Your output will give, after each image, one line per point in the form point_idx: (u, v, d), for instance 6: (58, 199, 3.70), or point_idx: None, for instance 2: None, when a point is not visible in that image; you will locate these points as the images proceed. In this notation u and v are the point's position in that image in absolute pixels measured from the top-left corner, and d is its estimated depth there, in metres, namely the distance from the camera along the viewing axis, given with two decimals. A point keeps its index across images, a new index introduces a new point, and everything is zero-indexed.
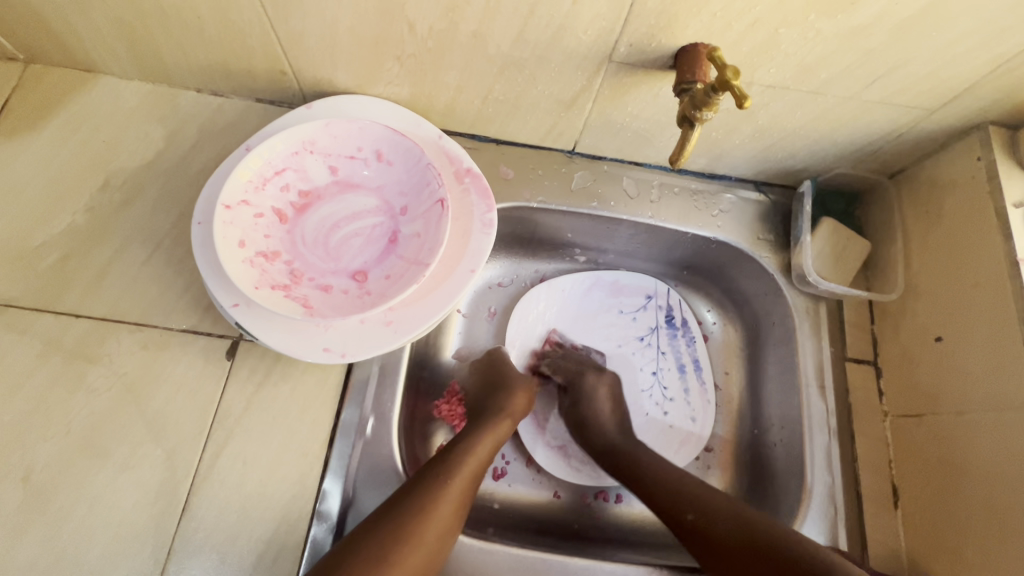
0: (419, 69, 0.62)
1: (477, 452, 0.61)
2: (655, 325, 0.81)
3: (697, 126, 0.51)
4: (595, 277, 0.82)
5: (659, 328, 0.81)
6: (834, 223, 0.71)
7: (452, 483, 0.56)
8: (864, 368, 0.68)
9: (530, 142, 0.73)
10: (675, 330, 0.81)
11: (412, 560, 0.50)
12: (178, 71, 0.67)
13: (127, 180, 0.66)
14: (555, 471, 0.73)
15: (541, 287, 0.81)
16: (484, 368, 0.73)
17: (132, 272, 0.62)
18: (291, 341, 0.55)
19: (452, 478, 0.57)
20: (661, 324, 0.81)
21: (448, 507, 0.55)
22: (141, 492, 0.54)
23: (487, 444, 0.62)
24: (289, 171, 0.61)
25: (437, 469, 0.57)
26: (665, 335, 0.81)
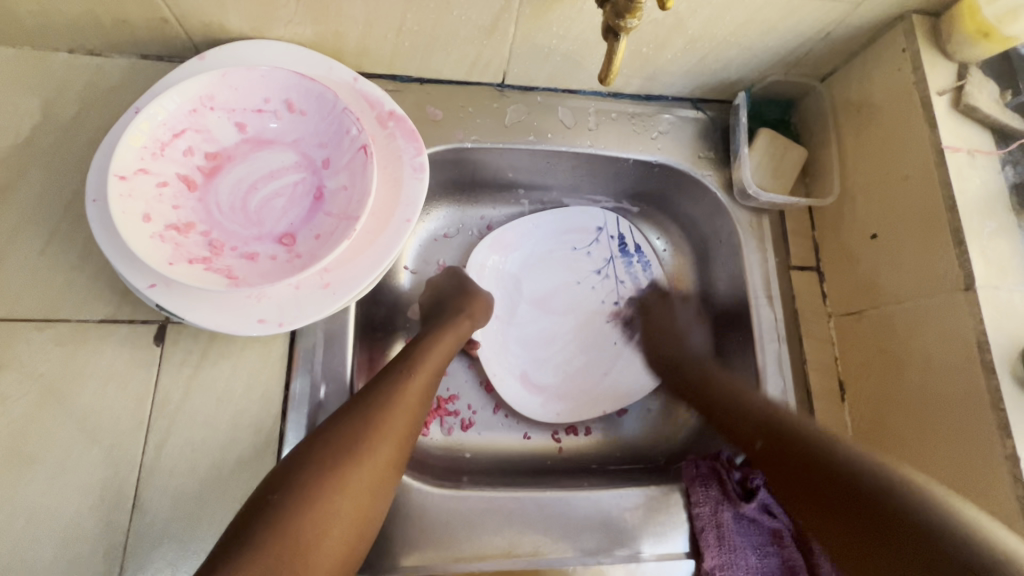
0: (318, 2, 0.55)
1: (441, 345, 0.61)
2: (610, 256, 0.81)
3: (623, 37, 0.48)
4: (549, 211, 0.79)
5: (614, 259, 0.80)
6: (770, 133, 0.71)
7: (417, 374, 0.56)
8: (807, 274, 0.70)
9: (456, 77, 0.68)
10: (629, 258, 0.81)
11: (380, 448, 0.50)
12: (40, 29, 0.58)
13: (3, 162, 0.58)
14: (533, 414, 0.73)
15: (499, 233, 0.78)
16: (439, 282, 0.72)
17: (30, 263, 0.56)
18: (221, 316, 0.51)
19: (417, 369, 0.57)
20: (615, 254, 0.81)
21: (414, 396, 0.55)
22: (82, 496, 0.51)
23: (449, 340, 0.62)
24: (189, 132, 0.55)
25: (402, 366, 0.57)
26: (622, 264, 0.80)
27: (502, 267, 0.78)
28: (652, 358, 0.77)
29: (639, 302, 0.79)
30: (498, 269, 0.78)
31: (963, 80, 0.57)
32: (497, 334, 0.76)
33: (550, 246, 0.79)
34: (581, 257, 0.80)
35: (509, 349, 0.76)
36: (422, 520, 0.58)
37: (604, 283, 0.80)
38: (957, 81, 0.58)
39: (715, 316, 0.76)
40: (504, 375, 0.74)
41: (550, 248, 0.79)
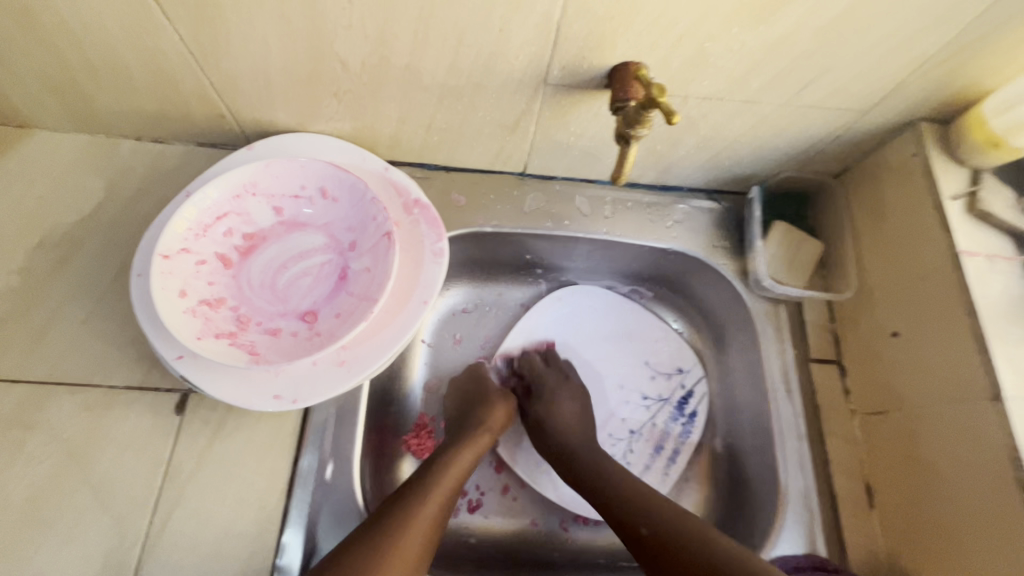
0: (357, 103, 0.61)
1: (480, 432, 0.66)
2: (665, 398, 0.77)
3: (633, 144, 0.51)
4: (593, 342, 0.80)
5: (666, 403, 0.77)
6: (785, 226, 0.72)
7: (459, 460, 0.61)
8: (828, 368, 0.68)
9: (480, 167, 0.73)
10: (679, 415, 0.76)
11: (420, 531, 0.52)
12: (116, 120, 0.66)
13: (66, 235, 0.64)
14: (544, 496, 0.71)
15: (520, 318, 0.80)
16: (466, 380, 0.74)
17: (72, 330, 0.60)
18: (239, 390, 0.53)
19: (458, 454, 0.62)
20: (671, 401, 0.77)
21: (455, 477, 0.59)
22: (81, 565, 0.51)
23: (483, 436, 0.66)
24: (231, 216, 0.60)
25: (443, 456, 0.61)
26: (670, 412, 0.76)
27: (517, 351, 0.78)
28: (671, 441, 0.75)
29: (659, 381, 0.78)
30: (519, 350, 0.79)
31: (976, 186, 0.58)
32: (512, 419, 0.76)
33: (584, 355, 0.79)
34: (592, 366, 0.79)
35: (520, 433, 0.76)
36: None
37: (627, 361, 0.79)
38: (969, 186, 0.58)
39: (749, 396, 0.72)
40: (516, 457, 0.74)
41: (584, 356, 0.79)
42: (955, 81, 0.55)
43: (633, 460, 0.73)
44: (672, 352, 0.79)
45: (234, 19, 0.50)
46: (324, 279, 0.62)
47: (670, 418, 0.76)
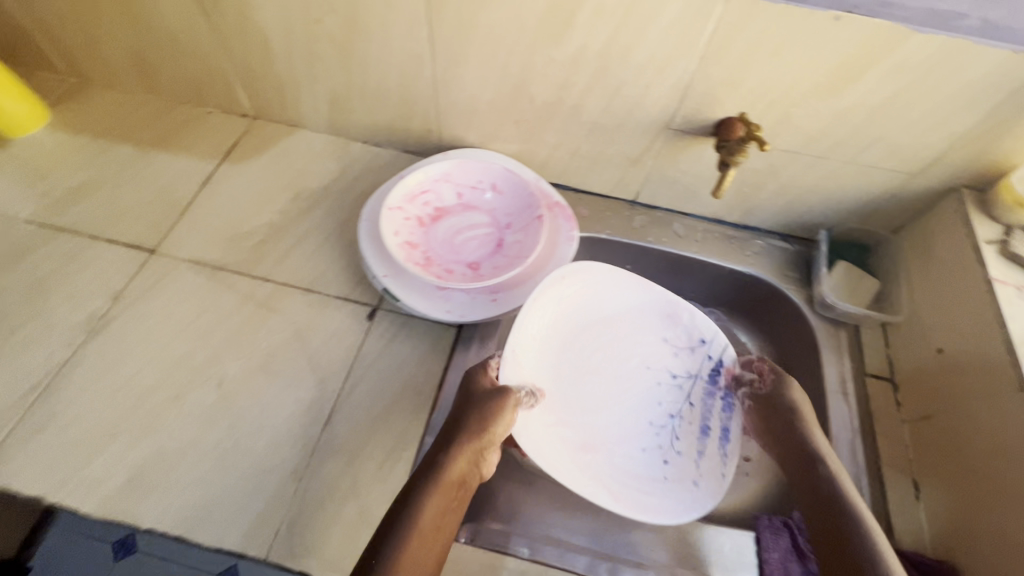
0: (529, 130, 0.87)
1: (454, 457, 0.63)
2: (679, 407, 0.80)
3: (732, 168, 0.73)
4: (598, 349, 0.81)
5: (682, 411, 0.80)
6: (846, 265, 0.87)
7: (439, 482, 0.62)
8: (882, 383, 0.80)
9: (602, 191, 0.96)
10: (702, 432, 0.78)
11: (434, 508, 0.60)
12: (358, 127, 0.96)
13: (310, 195, 0.93)
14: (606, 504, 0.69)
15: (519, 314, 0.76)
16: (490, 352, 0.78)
17: (307, 254, 0.85)
18: (424, 303, 0.77)
19: (438, 476, 0.62)
20: (685, 408, 0.80)
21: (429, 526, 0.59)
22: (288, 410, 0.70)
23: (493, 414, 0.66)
24: (430, 192, 0.85)
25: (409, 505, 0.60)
26: (686, 416, 0.79)
27: (536, 348, 0.77)
28: (716, 419, 0.79)
29: (683, 356, 0.82)
30: (535, 354, 0.77)
31: (1008, 237, 0.73)
32: (536, 416, 0.75)
33: (596, 360, 0.81)
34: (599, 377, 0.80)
35: (560, 437, 0.75)
36: None
37: (642, 342, 0.82)
38: (1002, 236, 0.73)
39: (781, 404, 0.75)
40: (560, 465, 0.71)
41: (597, 360, 0.81)
42: (988, 156, 0.73)
43: (670, 456, 0.76)
44: (692, 322, 0.82)
45: (473, 64, 0.78)
46: (486, 243, 0.85)
47: (705, 393, 0.81)
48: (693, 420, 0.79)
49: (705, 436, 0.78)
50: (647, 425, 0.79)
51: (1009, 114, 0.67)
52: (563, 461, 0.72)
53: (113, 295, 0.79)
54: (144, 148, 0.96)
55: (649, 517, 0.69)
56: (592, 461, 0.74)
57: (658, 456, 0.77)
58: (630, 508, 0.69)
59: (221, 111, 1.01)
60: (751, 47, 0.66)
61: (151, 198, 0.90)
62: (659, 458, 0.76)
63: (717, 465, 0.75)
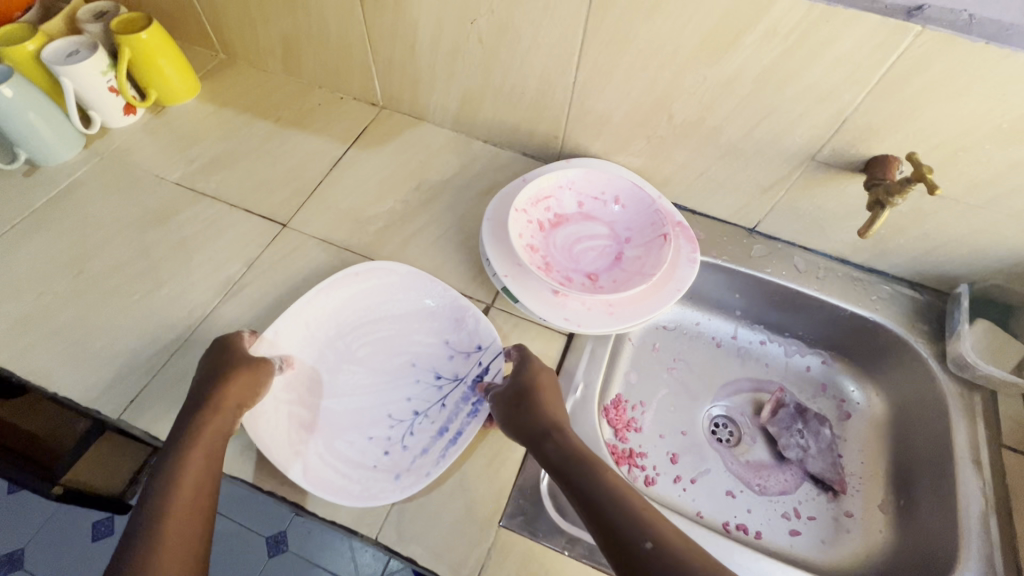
0: (659, 147, 0.86)
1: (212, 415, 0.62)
2: (432, 402, 0.73)
3: (887, 209, 0.69)
4: (382, 342, 0.79)
5: (430, 407, 0.73)
6: (987, 325, 0.81)
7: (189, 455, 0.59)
8: (1022, 459, 0.74)
9: (721, 216, 0.93)
10: (444, 431, 0.70)
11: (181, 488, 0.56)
12: (483, 126, 0.98)
13: (431, 188, 0.95)
14: (317, 488, 0.64)
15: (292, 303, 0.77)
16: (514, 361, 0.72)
17: (427, 245, 0.87)
18: (541, 307, 0.76)
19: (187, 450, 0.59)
20: (434, 405, 0.73)
21: (191, 486, 0.57)
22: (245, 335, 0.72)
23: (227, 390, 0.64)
24: (553, 198, 0.86)
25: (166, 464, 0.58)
26: (434, 409, 0.73)
27: (303, 329, 0.76)
28: (457, 423, 0.70)
29: (456, 361, 0.76)
30: (304, 337, 0.76)
31: None
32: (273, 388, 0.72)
33: (355, 347, 0.78)
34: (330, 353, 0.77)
35: (285, 410, 0.71)
36: None
37: (420, 342, 0.78)
38: None
39: (521, 389, 0.68)
40: (269, 436, 0.67)
41: (357, 348, 0.78)
42: None
43: (410, 443, 0.70)
44: (474, 328, 0.77)
45: (619, 76, 0.78)
46: (604, 256, 0.84)
47: (461, 398, 0.73)
48: (435, 420, 0.71)
49: (439, 438, 0.70)
50: (384, 417, 0.73)
51: None
52: (278, 431, 0.68)
53: (248, 262, 0.83)
54: (281, 126, 1.01)
55: (328, 497, 0.64)
56: (308, 442, 0.69)
57: (380, 446, 0.70)
58: (314, 483, 0.65)
59: (353, 98, 1.05)
60: (932, 84, 0.63)
61: (285, 174, 0.94)
62: (380, 449, 0.70)
63: (431, 462, 0.67)
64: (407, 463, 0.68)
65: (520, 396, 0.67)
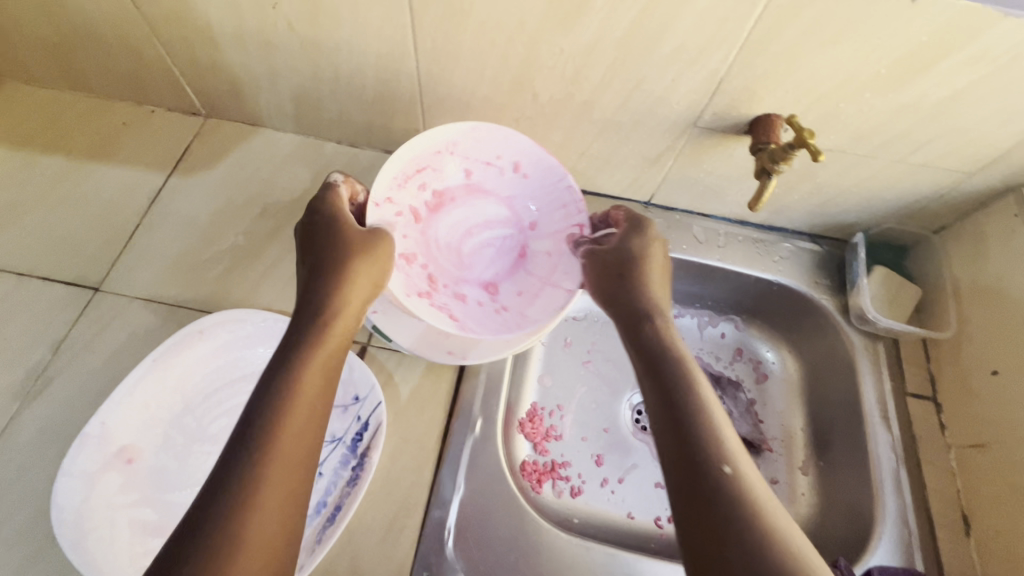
0: (531, 128, 0.75)
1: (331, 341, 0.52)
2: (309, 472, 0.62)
3: (774, 177, 0.63)
4: (244, 408, 0.65)
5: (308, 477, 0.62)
6: (885, 271, 0.79)
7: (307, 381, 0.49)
8: (925, 403, 0.74)
9: (613, 192, 0.85)
10: (324, 505, 0.60)
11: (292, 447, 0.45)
12: (331, 125, 0.83)
13: (279, 210, 0.80)
14: None
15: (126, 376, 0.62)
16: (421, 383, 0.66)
17: (282, 283, 0.74)
18: (421, 343, 0.68)
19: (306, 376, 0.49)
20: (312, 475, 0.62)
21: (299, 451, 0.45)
22: (335, 207, 0.63)
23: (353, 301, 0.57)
24: (428, 171, 0.73)
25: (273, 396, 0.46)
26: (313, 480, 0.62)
27: (140, 410, 0.61)
28: (336, 494, 0.61)
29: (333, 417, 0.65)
30: (141, 420, 0.62)
31: None
32: (105, 491, 0.58)
33: (211, 422, 0.64)
34: (179, 433, 0.63)
35: (122, 517, 0.57)
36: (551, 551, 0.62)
37: None
38: None
39: (624, 255, 0.65)
40: (100, 553, 0.55)
41: (213, 422, 0.64)
42: None
43: None
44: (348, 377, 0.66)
45: (466, 54, 0.65)
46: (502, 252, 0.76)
47: (340, 463, 0.63)
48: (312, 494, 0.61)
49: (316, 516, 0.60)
50: None
51: None
52: (111, 543, 0.56)
53: (55, 346, 0.67)
54: (77, 158, 0.81)
55: None
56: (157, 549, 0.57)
57: None
58: None
59: (166, 109, 0.85)
60: (803, 35, 0.55)
61: (91, 222, 0.76)
62: None
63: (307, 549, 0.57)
64: None
65: (625, 269, 0.63)
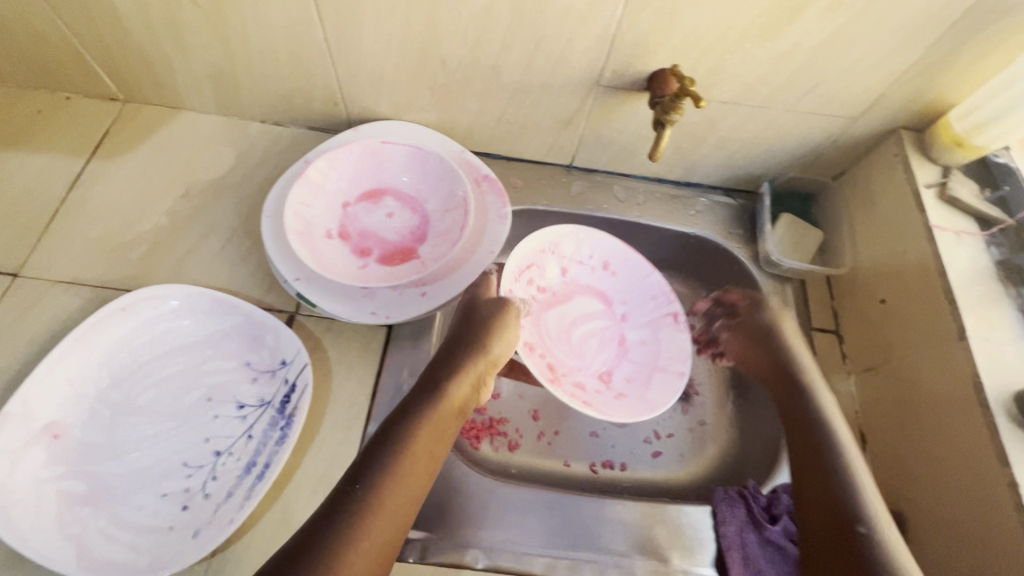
0: (446, 96, 0.77)
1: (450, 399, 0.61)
2: (239, 436, 0.63)
3: (667, 128, 0.66)
4: (172, 380, 0.66)
5: (238, 441, 0.63)
6: (790, 218, 0.85)
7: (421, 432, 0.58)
8: (828, 336, 0.79)
9: (535, 157, 0.88)
10: (254, 465, 0.61)
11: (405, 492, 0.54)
12: (251, 105, 0.84)
13: (203, 191, 0.81)
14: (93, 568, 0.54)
15: (48, 355, 0.62)
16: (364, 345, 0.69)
17: (207, 260, 0.75)
18: (344, 306, 0.68)
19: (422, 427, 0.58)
20: (242, 438, 0.63)
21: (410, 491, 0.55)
22: (483, 289, 0.72)
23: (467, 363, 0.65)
24: (534, 269, 0.81)
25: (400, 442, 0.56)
26: (243, 443, 0.63)
27: (64, 387, 0.62)
28: (266, 454, 0.62)
29: (261, 383, 0.66)
30: (65, 396, 0.62)
31: (946, 178, 0.72)
32: (29, 464, 0.58)
33: (138, 394, 0.64)
34: (104, 407, 0.63)
35: (45, 488, 0.57)
36: (483, 493, 0.66)
37: (216, 369, 0.67)
38: (941, 178, 0.72)
39: (756, 326, 0.79)
40: (22, 522, 0.54)
41: (140, 395, 0.64)
42: (925, 94, 0.69)
43: (214, 489, 0.60)
44: (275, 343, 0.67)
45: (370, 23, 0.67)
46: (604, 341, 0.82)
47: (269, 425, 0.64)
48: (242, 456, 0.62)
49: (246, 475, 0.61)
50: (179, 466, 0.61)
51: (948, 48, 0.63)
52: (33, 513, 0.55)
53: None
54: None
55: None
56: (83, 517, 0.57)
57: (176, 502, 0.59)
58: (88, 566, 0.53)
59: (83, 96, 0.85)
60: None
61: (7, 211, 0.76)
62: (176, 504, 0.59)
63: (238, 505, 0.58)
64: (210, 514, 0.58)
65: (761, 336, 0.78)
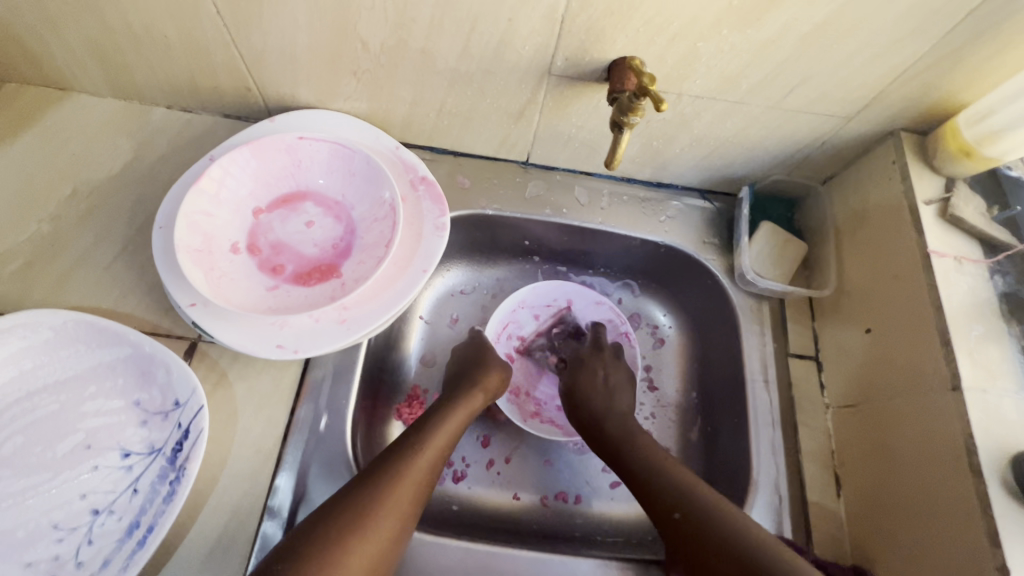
0: (374, 83, 0.66)
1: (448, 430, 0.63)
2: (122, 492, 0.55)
3: (626, 131, 0.56)
4: (44, 426, 0.56)
5: (121, 498, 0.55)
6: (770, 226, 0.76)
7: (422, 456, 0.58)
8: (807, 363, 0.71)
9: (486, 153, 0.77)
10: (137, 527, 0.53)
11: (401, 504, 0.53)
12: (150, 89, 0.71)
13: (94, 190, 0.69)
14: None
15: None
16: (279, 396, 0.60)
17: (96, 275, 0.65)
18: (245, 337, 0.58)
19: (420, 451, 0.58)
20: (126, 495, 0.55)
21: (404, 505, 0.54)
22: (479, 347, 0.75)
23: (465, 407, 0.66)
24: (510, 325, 0.83)
25: (392, 467, 0.56)
26: (127, 501, 0.55)
27: None
28: (151, 513, 0.53)
29: (152, 428, 0.57)
30: None
31: (950, 193, 0.62)
32: None
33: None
34: None
35: None
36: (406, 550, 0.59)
37: (98, 411, 0.58)
38: (944, 194, 0.62)
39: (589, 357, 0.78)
40: None
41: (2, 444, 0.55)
42: (931, 93, 0.59)
43: (88, 556, 0.52)
44: (166, 381, 0.58)
45: None
46: None
47: (158, 478, 0.55)
48: (124, 515, 0.54)
49: (127, 540, 0.52)
50: (47, 529, 0.53)
51: (964, 39, 0.52)
52: None
53: None
54: None
55: None
56: None
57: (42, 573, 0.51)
58: None
59: None
60: None
61: None
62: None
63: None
64: None
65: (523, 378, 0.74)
